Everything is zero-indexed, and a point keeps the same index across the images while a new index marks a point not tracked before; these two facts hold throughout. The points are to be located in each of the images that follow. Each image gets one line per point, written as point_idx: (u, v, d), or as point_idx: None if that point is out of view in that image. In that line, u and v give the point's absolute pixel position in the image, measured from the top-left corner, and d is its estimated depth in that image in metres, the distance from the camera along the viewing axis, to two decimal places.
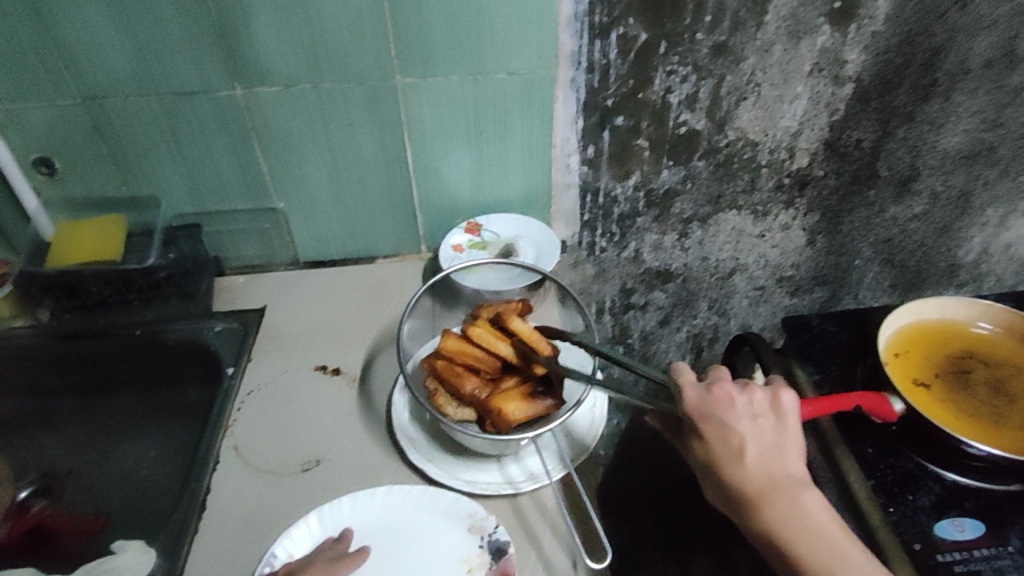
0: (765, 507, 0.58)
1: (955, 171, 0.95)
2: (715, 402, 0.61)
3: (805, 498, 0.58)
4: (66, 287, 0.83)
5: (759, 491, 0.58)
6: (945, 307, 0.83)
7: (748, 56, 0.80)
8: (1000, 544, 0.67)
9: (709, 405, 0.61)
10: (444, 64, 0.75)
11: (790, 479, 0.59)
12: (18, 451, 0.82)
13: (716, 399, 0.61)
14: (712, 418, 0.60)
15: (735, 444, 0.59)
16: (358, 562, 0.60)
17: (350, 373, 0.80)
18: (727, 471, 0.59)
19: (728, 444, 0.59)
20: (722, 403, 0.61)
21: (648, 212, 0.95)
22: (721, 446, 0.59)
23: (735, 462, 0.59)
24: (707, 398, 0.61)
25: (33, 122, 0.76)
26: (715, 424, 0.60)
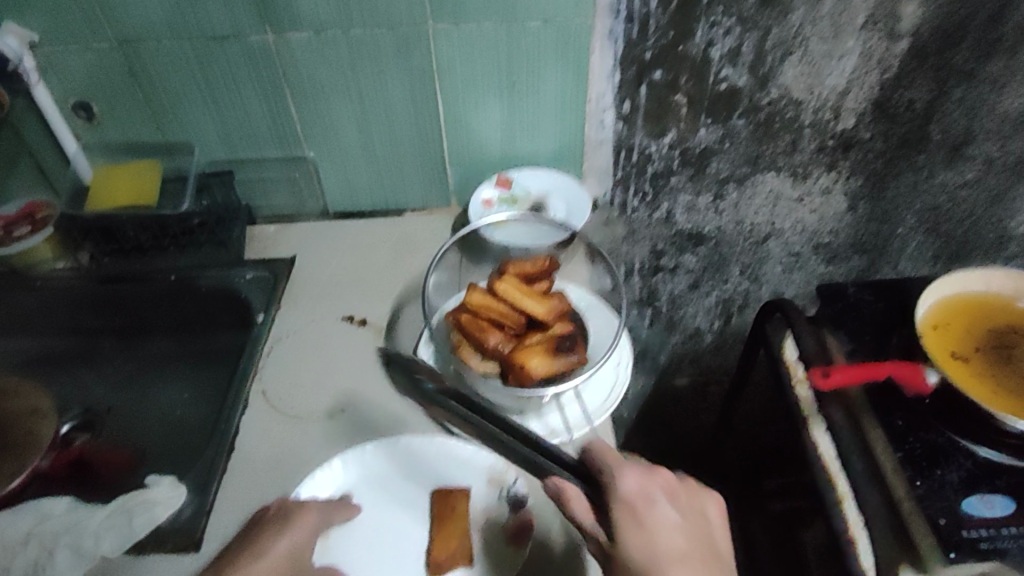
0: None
1: (1014, 136, 0.90)
2: (664, 508, 0.51)
3: None
4: (104, 231, 0.85)
5: None
6: (991, 280, 0.77)
7: (798, 8, 0.76)
8: None
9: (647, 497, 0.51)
10: (477, 11, 0.74)
11: None
12: (64, 388, 0.86)
13: (657, 489, 0.52)
14: (658, 518, 0.50)
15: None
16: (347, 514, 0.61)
17: (376, 324, 0.80)
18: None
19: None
20: (660, 491, 0.52)
21: (683, 172, 0.92)
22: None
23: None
24: (645, 490, 0.52)
25: (71, 66, 0.77)
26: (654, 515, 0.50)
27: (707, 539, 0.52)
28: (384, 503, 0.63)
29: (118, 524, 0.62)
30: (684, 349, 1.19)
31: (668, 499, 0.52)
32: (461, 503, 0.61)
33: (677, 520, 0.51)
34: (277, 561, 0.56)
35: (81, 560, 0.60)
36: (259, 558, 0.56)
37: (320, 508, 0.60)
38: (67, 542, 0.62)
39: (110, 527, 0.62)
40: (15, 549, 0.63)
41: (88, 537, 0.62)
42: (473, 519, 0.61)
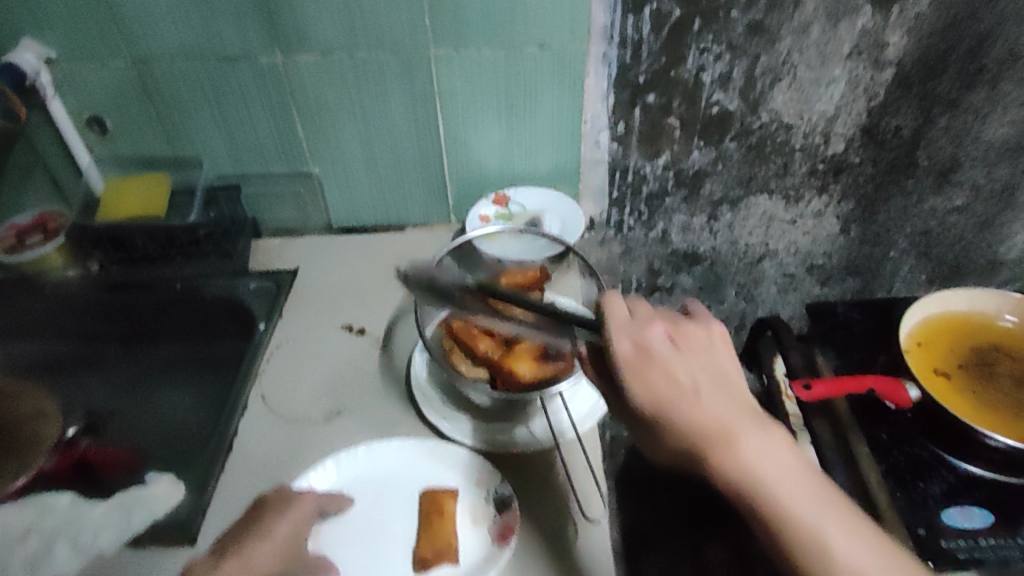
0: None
1: (1000, 163, 0.92)
2: (661, 360, 0.51)
3: (760, 433, 0.50)
4: (114, 240, 0.88)
5: (719, 435, 0.49)
6: (974, 299, 0.80)
7: (785, 36, 0.79)
8: (1009, 535, 0.66)
9: (645, 349, 0.51)
10: (477, 36, 0.77)
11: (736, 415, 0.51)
12: (68, 391, 0.88)
13: (653, 338, 0.51)
14: (656, 371, 0.50)
15: (752, 427, 0.50)
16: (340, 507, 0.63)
17: (374, 335, 0.82)
18: (737, 473, 0.49)
19: (715, 412, 0.50)
20: (656, 342, 0.51)
21: (678, 193, 0.94)
22: (718, 416, 0.50)
23: (752, 447, 0.49)
24: (643, 342, 0.51)
25: (88, 82, 0.81)
26: (658, 367, 0.50)
27: (717, 372, 0.53)
28: (376, 502, 0.65)
29: (116, 519, 0.65)
30: None
31: (667, 350, 0.51)
32: (448, 503, 0.64)
33: (680, 370, 0.51)
34: (278, 545, 0.58)
35: (80, 552, 0.63)
36: (262, 538, 0.57)
37: (317, 497, 0.62)
38: (67, 535, 0.64)
39: (108, 522, 0.64)
40: (13, 543, 0.64)
41: (86, 531, 0.64)
42: (459, 518, 0.63)
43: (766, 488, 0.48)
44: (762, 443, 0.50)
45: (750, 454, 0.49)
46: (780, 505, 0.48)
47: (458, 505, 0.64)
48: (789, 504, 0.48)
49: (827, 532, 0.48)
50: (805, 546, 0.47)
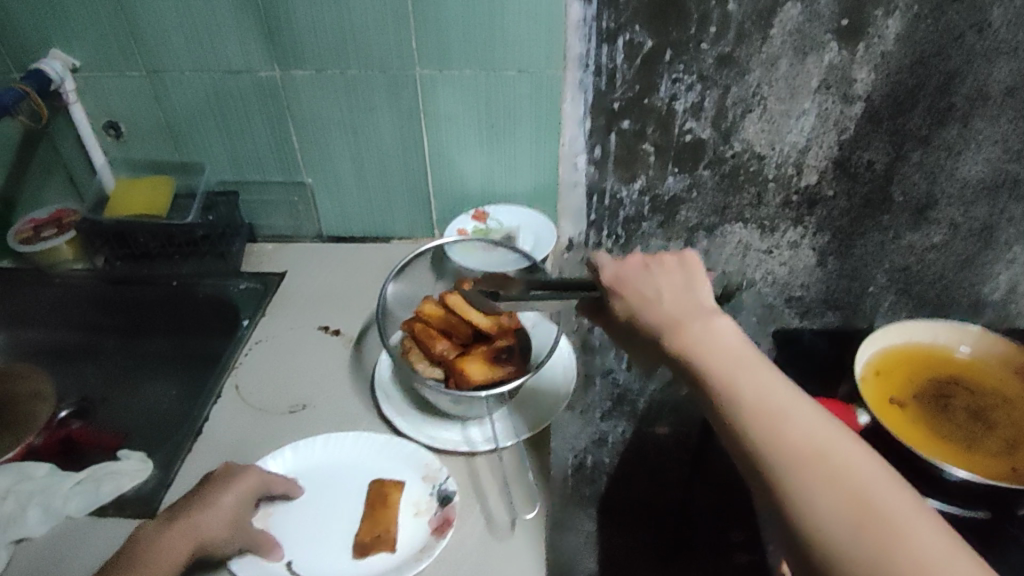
0: (829, 458, 0.43)
1: (977, 202, 0.92)
2: (647, 268, 0.56)
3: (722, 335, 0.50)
4: (118, 237, 0.93)
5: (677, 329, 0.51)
6: (936, 331, 0.81)
7: (753, 69, 0.82)
8: None
9: (623, 271, 0.56)
10: (459, 58, 0.83)
11: (700, 317, 0.52)
12: (67, 377, 0.94)
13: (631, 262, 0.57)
14: (641, 279, 0.55)
15: (725, 320, 0.52)
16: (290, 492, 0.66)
17: (348, 335, 0.86)
18: (697, 348, 0.50)
19: (688, 305, 0.53)
20: (649, 260, 0.56)
21: (654, 218, 0.97)
22: (688, 307, 0.53)
23: (718, 329, 0.51)
24: (622, 267, 0.57)
25: (107, 90, 0.88)
26: (632, 283, 0.55)
27: (693, 291, 0.54)
28: (325, 490, 0.67)
29: (86, 490, 0.68)
30: (663, 396, 1.19)
31: (654, 265, 0.56)
32: (393, 494, 0.66)
33: (665, 277, 0.55)
34: (224, 516, 0.60)
35: (49, 517, 0.66)
36: (206, 507, 0.60)
37: (262, 475, 0.65)
38: (38, 501, 0.67)
39: (79, 492, 0.68)
40: None
41: (57, 498, 0.67)
42: (402, 509, 0.65)
43: (724, 361, 0.49)
44: (731, 332, 0.51)
45: (713, 333, 0.50)
46: (734, 377, 0.48)
47: (403, 498, 0.66)
48: (746, 377, 0.48)
49: (782, 405, 0.46)
50: (754, 413, 0.46)
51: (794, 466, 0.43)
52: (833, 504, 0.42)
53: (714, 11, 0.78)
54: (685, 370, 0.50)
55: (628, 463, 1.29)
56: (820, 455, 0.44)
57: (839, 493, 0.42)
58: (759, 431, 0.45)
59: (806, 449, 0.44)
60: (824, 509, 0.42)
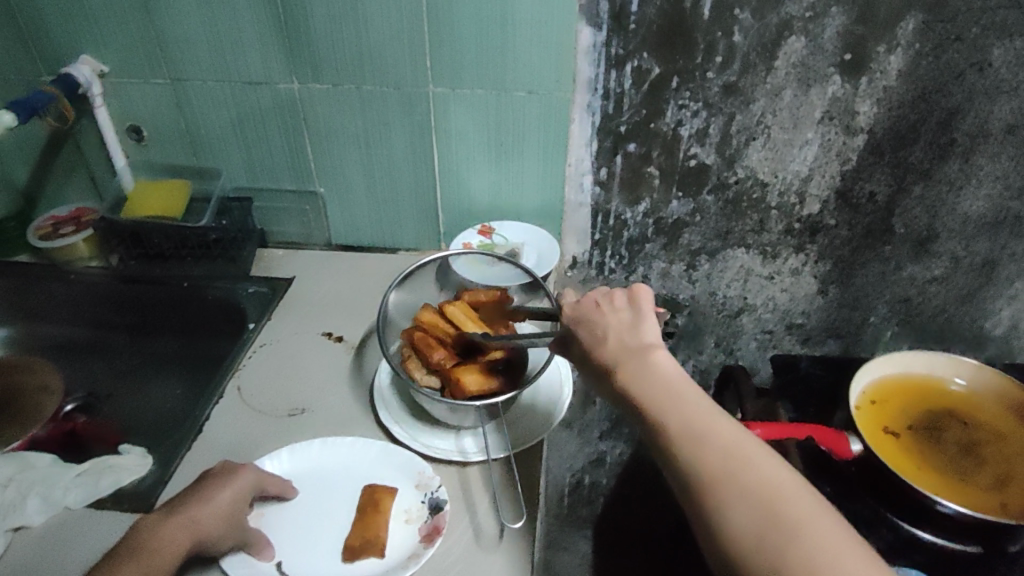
0: (747, 482, 0.47)
1: (978, 237, 0.93)
2: (594, 307, 0.60)
3: (660, 369, 0.54)
4: (134, 237, 0.96)
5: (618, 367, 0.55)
6: (931, 363, 0.83)
7: (758, 98, 0.84)
8: None
9: (578, 311, 0.60)
10: (471, 78, 0.85)
11: (642, 354, 0.55)
12: (75, 372, 0.96)
13: (586, 302, 0.60)
14: (592, 317, 0.59)
15: (665, 353, 0.55)
16: (286, 492, 0.67)
17: (351, 342, 0.88)
18: (637, 381, 0.54)
19: (631, 341, 0.56)
20: (599, 299, 0.60)
21: (657, 240, 0.99)
22: (631, 344, 0.56)
23: (656, 365, 0.54)
24: (577, 308, 0.60)
25: (132, 96, 0.92)
26: (584, 323, 0.59)
27: (639, 329, 0.57)
28: (318, 494, 0.68)
29: (86, 482, 0.70)
30: None
31: (606, 302, 0.60)
32: (385, 500, 0.67)
33: (613, 316, 0.58)
34: (219, 512, 0.61)
35: (49, 506, 0.67)
36: (202, 504, 0.61)
37: (257, 474, 0.66)
38: (38, 490, 0.68)
39: (79, 484, 0.69)
40: None
41: (58, 488, 0.69)
42: (393, 515, 0.66)
43: (660, 393, 0.53)
44: (669, 367, 0.54)
45: (653, 367, 0.54)
46: (670, 408, 0.52)
47: (395, 504, 0.67)
48: (680, 407, 0.52)
49: (712, 433, 0.50)
50: (685, 442, 0.50)
51: (719, 489, 0.48)
52: (751, 519, 0.46)
53: (720, 42, 0.80)
54: (627, 404, 0.54)
55: (624, 485, 1.29)
56: (740, 479, 0.48)
57: (757, 511, 0.46)
58: (691, 458, 0.49)
59: (730, 473, 0.48)
60: (744, 524, 0.46)
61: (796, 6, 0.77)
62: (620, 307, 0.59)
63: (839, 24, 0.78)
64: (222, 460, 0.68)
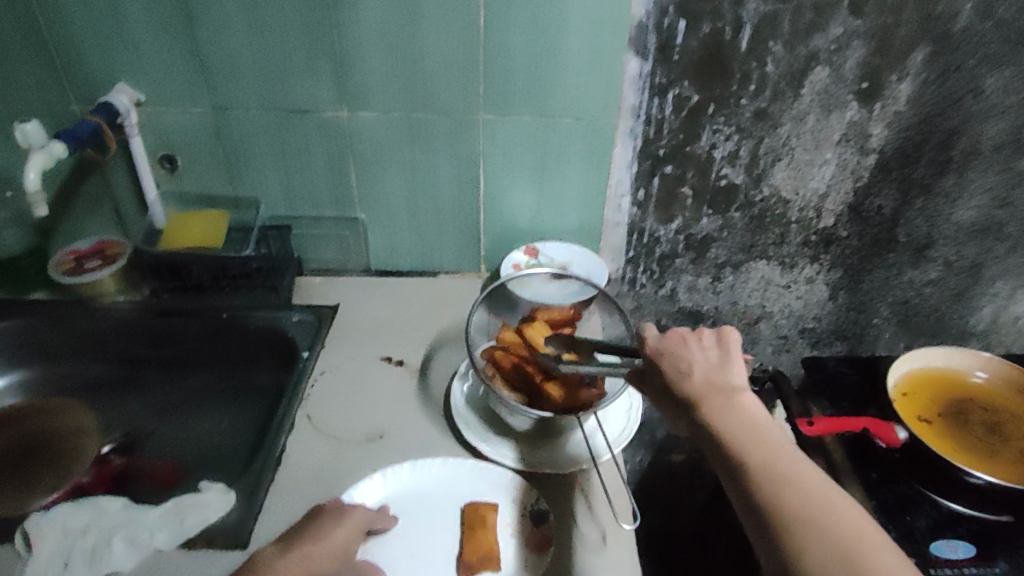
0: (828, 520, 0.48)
1: (968, 243, 1.05)
2: (684, 343, 0.62)
3: (744, 406, 0.56)
4: (171, 269, 0.93)
5: (700, 396, 0.57)
6: (952, 357, 0.93)
7: (785, 122, 0.92)
8: (989, 565, 0.75)
9: (663, 342, 0.62)
10: (521, 105, 0.89)
11: (726, 390, 0.58)
12: (107, 412, 0.92)
13: (673, 334, 0.63)
14: (679, 351, 0.61)
15: (750, 396, 0.58)
16: (388, 524, 0.68)
17: (413, 365, 0.89)
18: (725, 419, 0.55)
19: (718, 380, 0.58)
20: (688, 336, 0.62)
21: (686, 255, 1.05)
22: (718, 381, 0.58)
23: (742, 404, 0.56)
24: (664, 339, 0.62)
25: (168, 125, 0.90)
26: (669, 354, 0.61)
27: (726, 367, 0.60)
28: (417, 518, 0.70)
29: (170, 522, 0.70)
30: None
31: (694, 338, 0.62)
32: (490, 515, 0.70)
33: (703, 353, 0.60)
34: (335, 549, 0.63)
35: (135, 549, 0.68)
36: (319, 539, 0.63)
37: (367, 512, 0.68)
38: (122, 534, 0.69)
39: (163, 523, 0.70)
40: (76, 534, 0.70)
41: (143, 531, 0.69)
42: (498, 530, 0.69)
43: (746, 434, 0.54)
44: (754, 409, 0.56)
45: (739, 407, 0.56)
46: (755, 447, 0.53)
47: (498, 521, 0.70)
48: (764, 448, 0.54)
49: (797, 477, 0.51)
50: (771, 481, 0.51)
51: (799, 519, 0.49)
52: (827, 556, 0.46)
53: (755, 71, 0.88)
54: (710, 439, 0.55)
55: (644, 492, 1.32)
56: (819, 516, 0.48)
57: (839, 548, 0.47)
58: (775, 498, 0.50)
59: (815, 517, 0.49)
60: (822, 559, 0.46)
61: (823, 40, 0.86)
62: (707, 344, 0.61)
63: (859, 56, 0.87)
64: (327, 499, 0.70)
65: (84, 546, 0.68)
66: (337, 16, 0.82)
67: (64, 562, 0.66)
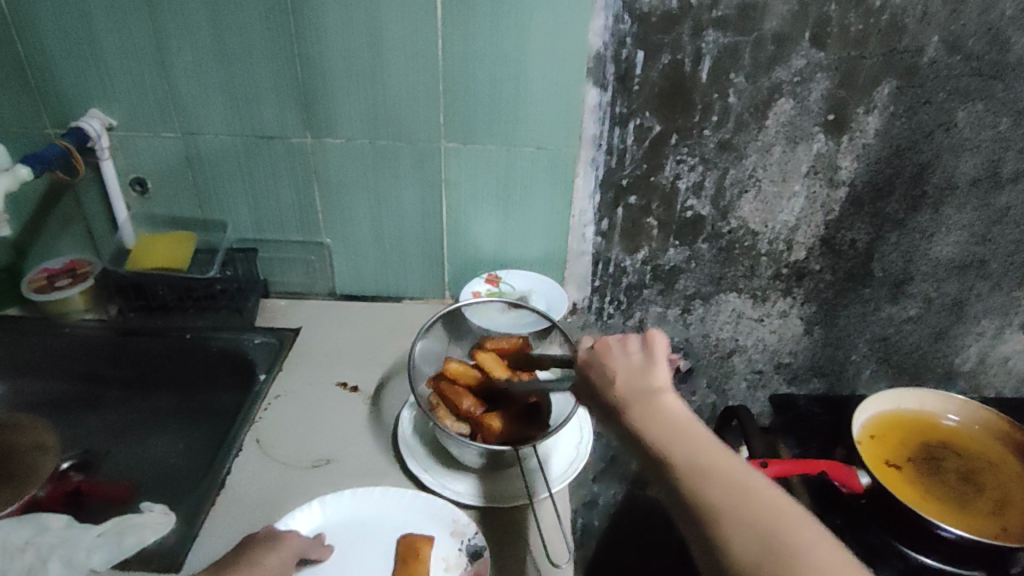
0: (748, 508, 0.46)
1: (948, 279, 1.01)
2: (608, 352, 0.59)
3: (666, 406, 0.53)
4: (136, 287, 0.95)
5: (623, 403, 0.55)
6: (924, 400, 0.92)
7: (750, 154, 0.91)
8: None
9: (592, 353, 0.60)
10: (483, 133, 0.89)
11: (649, 393, 0.55)
12: (67, 430, 0.93)
13: (602, 342, 0.60)
14: (605, 361, 0.58)
15: (675, 398, 0.55)
16: (323, 554, 0.67)
17: (366, 391, 0.88)
18: (649, 425, 0.52)
19: (642, 385, 0.55)
20: (615, 342, 0.60)
21: (654, 285, 1.03)
22: (641, 384, 0.55)
23: (663, 404, 0.54)
24: (594, 349, 0.60)
25: (139, 149, 0.92)
26: (596, 364, 0.59)
27: (650, 370, 0.57)
28: (351, 548, 0.69)
29: (109, 543, 0.67)
30: None
31: (620, 345, 0.59)
32: (424, 548, 0.67)
33: (626, 359, 0.58)
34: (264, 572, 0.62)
35: (72, 571, 0.65)
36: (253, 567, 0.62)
37: (303, 539, 0.67)
38: (60, 553, 0.66)
39: (102, 544, 0.67)
40: (12, 553, 0.67)
41: (81, 551, 0.66)
42: (433, 564, 0.67)
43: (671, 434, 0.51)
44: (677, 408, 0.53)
45: (662, 409, 0.53)
46: (682, 447, 0.50)
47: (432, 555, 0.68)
48: (687, 444, 0.51)
49: (721, 470, 0.48)
50: (693, 477, 0.48)
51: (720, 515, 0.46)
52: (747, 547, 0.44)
53: (717, 102, 0.87)
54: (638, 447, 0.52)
55: (618, 527, 1.29)
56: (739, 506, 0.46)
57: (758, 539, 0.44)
58: (699, 496, 0.47)
59: (741, 506, 0.46)
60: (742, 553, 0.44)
61: (785, 72, 0.85)
62: (633, 349, 0.59)
63: (823, 88, 0.86)
64: (265, 526, 0.69)
65: (19, 566, 0.65)
66: (300, 45, 0.83)
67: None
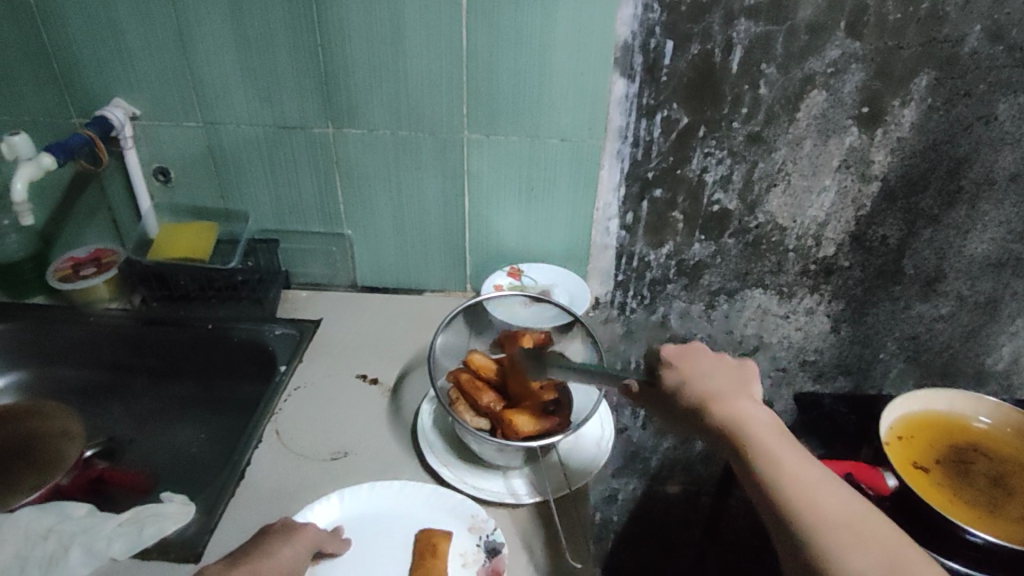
0: (847, 509, 0.50)
1: (982, 277, 0.99)
2: (687, 354, 0.63)
3: (758, 411, 0.58)
4: (159, 278, 0.95)
5: (717, 399, 0.59)
6: (954, 401, 0.89)
7: (780, 147, 0.89)
8: None
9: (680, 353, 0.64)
10: (506, 124, 0.88)
11: (742, 397, 0.59)
12: (92, 417, 0.94)
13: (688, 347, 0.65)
14: (696, 363, 0.63)
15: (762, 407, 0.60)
16: (342, 547, 0.67)
17: (387, 384, 0.88)
18: (743, 416, 0.57)
19: (733, 387, 0.61)
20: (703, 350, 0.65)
21: (678, 280, 1.02)
22: (734, 389, 0.60)
23: (757, 408, 0.58)
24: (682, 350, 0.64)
25: (161, 138, 0.92)
26: (687, 362, 0.63)
27: (740, 380, 0.61)
28: (370, 541, 0.69)
29: (128, 532, 0.69)
30: (676, 455, 1.19)
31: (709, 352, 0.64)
32: (442, 544, 0.67)
33: (718, 366, 0.62)
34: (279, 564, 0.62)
35: (91, 558, 0.66)
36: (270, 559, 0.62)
37: (318, 533, 0.66)
38: (81, 542, 0.68)
39: (122, 533, 0.69)
40: (35, 540, 0.69)
41: (101, 540, 0.68)
42: (450, 560, 0.67)
43: (757, 426, 0.56)
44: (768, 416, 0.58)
45: (757, 412, 0.58)
46: (776, 443, 0.55)
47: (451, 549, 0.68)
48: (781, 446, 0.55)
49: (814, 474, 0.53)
50: (790, 472, 0.52)
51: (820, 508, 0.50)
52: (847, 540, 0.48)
53: (747, 94, 0.85)
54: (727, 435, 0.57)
55: (636, 523, 1.28)
56: (838, 505, 0.50)
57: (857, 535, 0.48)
58: (798, 487, 0.52)
59: (838, 504, 0.50)
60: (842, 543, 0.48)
61: (819, 62, 0.82)
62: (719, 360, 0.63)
63: (858, 80, 0.83)
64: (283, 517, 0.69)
65: (42, 553, 0.67)
66: (322, 35, 0.82)
67: (22, 566, 0.67)
